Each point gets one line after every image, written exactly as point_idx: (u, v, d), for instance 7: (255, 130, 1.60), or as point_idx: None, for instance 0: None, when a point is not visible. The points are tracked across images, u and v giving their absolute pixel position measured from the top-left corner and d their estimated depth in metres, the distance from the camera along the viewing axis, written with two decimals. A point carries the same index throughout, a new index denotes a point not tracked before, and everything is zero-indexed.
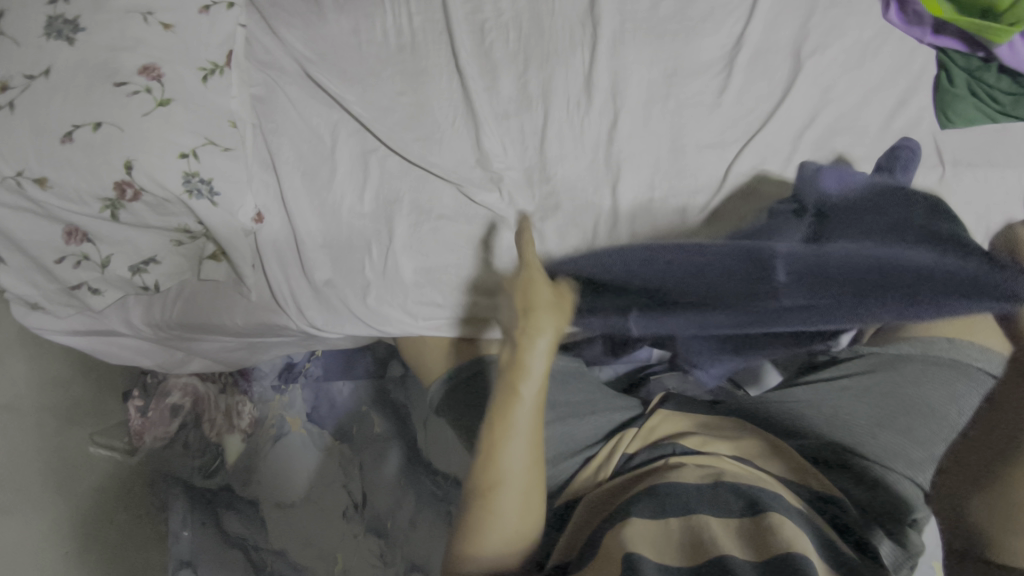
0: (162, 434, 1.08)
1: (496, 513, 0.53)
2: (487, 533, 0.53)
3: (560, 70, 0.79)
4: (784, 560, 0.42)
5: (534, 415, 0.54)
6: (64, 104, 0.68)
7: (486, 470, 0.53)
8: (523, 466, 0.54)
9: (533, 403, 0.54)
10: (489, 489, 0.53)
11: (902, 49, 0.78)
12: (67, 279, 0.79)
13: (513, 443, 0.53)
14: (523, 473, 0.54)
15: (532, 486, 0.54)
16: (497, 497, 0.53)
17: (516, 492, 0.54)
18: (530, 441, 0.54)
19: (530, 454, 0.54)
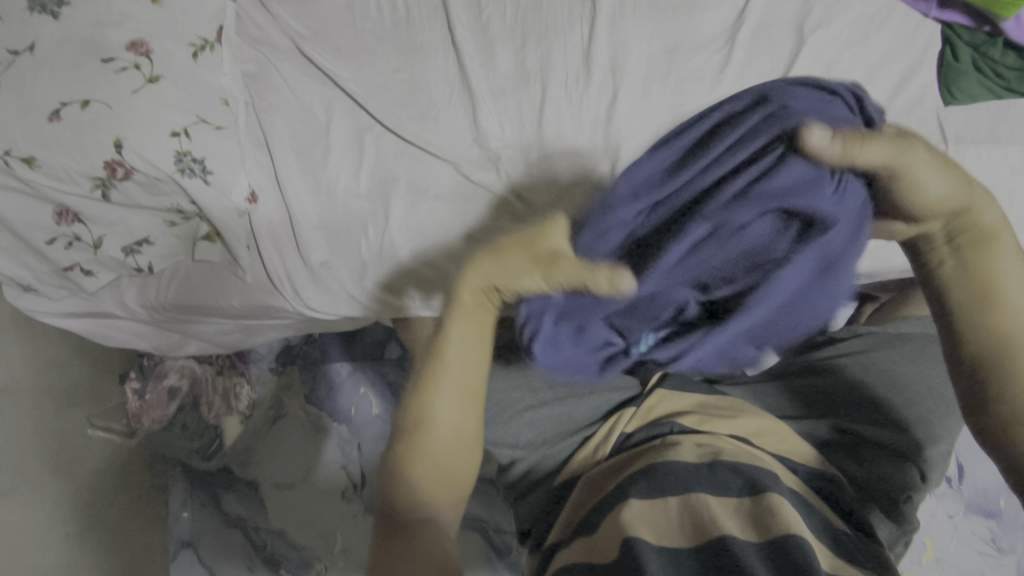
0: (160, 417, 1.00)
1: (428, 455, 0.49)
2: (416, 469, 0.49)
3: (558, 44, 0.78)
4: (783, 540, 0.42)
5: (472, 357, 0.51)
6: (51, 82, 0.67)
7: (416, 418, 0.50)
8: (456, 416, 0.50)
9: (466, 357, 0.51)
10: (422, 427, 0.49)
11: (905, 25, 0.76)
12: (59, 260, 0.77)
13: (441, 389, 0.50)
14: (457, 420, 0.50)
15: (477, 435, 0.52)
16: (431, 437, 0.49)
17: (450, 434, 0.50)
18: (462, 391, 0.51)
19: (465, 397, 0.51)
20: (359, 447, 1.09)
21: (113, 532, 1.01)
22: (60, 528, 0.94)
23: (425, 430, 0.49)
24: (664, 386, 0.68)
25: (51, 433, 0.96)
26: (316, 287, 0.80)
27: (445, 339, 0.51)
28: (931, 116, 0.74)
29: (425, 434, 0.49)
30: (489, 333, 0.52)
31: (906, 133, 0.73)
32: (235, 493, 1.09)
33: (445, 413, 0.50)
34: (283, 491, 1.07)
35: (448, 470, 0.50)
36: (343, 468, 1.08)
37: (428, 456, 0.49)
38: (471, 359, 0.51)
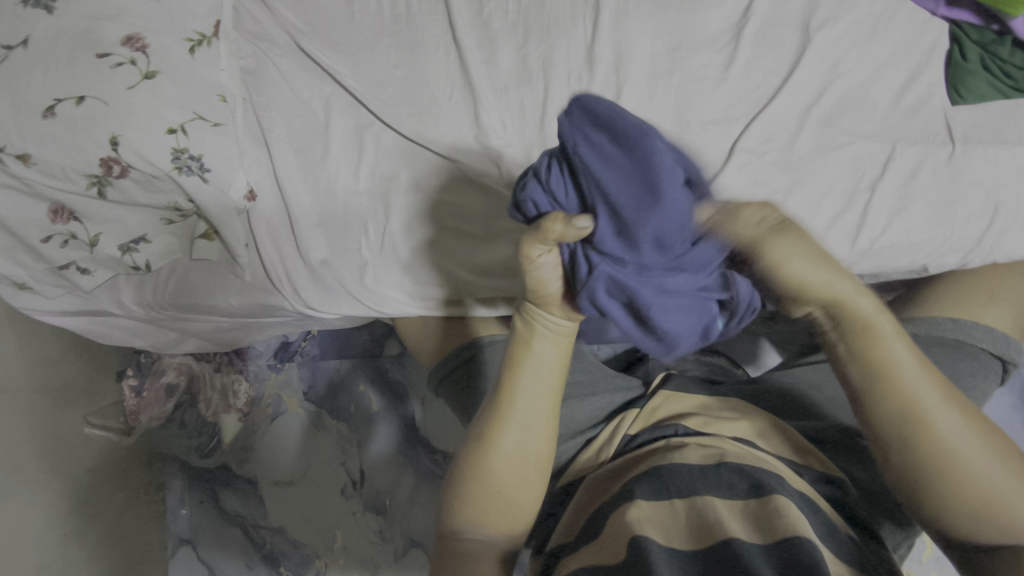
0: (158, 414, 1.05)
1: (492, 479, 0.53)
2: (475, 492, 0.53)
3: (560, 42, 0.77)
4: (792, 544, 0.42)
5: (541, 396, 0.54)
6: (46, 78, 0.66)
7: (483, 452, 0.54)
8: (521, 447, 0.54)
9: (535, 391, 0.54)
10: (488, 451, 0.54)
11: (913, 22, 0.75)
12: (54, 259, 0.76)
13: (510, 423, 0.54)
14: (521, 452, 0.54)
15: (541, 472, 0.55)
16: (496, 462, 0.53)
17: (511, 468, 0.54)
18: (529, 423, 0.54)
19: (527, 436, 0.54)
20: (360, 446, 1.06)
21: (111, 529, 1.01)
22: (58, 526, 0.94)
23: (486, 464, 0.53)
24: (669, 387, 0.68)
25: (47, 433, 0.96)
26: (315, 287, 0.78)
27: (517, 369, 0.54)
28: (938, 116, 0.73)
29: (488, 467, 0.53)
30: (562, 368, 0.55)
31: (913, 133, 0.72)
32: (234, 491, 1.09)
33: (507, 449, 0.53)
34: (282, 488, 1.07)
35: (506, 503, 0.53)
36: (342, 467, 1.06)
37: (489, 483, 0.53)
38: (535, 402, 0.54)
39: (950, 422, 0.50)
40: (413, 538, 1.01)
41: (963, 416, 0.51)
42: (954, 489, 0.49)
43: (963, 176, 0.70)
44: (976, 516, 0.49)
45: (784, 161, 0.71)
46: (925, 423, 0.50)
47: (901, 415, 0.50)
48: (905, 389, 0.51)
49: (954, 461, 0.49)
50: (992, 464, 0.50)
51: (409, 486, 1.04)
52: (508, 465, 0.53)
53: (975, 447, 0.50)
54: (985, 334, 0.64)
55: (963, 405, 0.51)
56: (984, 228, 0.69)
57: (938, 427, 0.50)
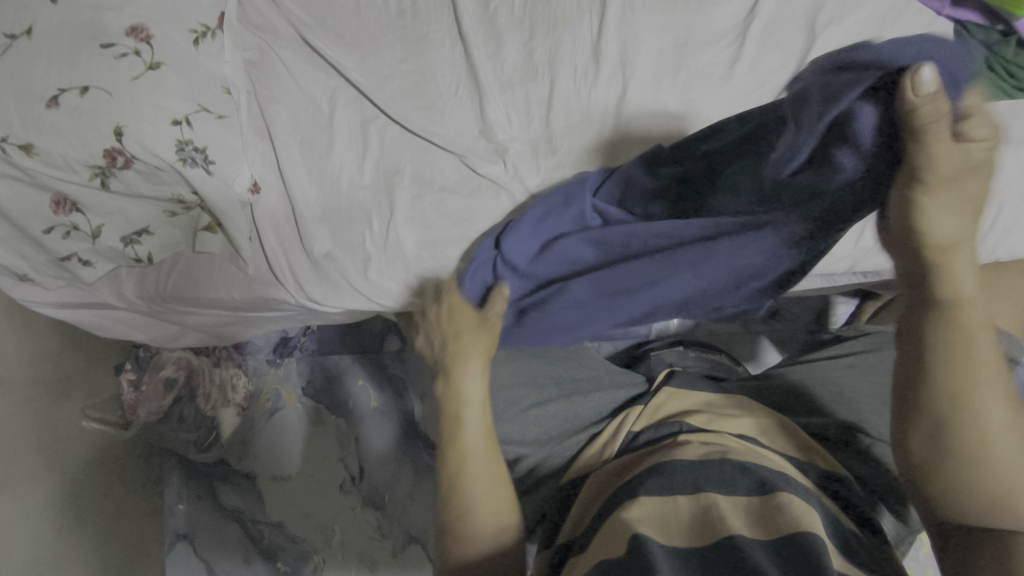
0: (156, 408, 1.03)
1: (468, 487, 0.54)
2: (457, 506, 0.53)
3: (567, 37, 0.76)
4: (794, 540, 0.42)
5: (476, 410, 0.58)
6: (50, 67, 0.66)
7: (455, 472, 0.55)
8: (484, 449, 0.56)
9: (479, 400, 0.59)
10: (461, 464, 0.55)
11: (917, 22, 0.76)
12: (56, 250, 0.76)
13: (469, 428, 0.57)
14: (486, 454, 0.56)
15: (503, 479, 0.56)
16: (471, 468, 0.55)
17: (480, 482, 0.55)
18: (484, 427, 0.58)
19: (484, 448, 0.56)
20: (358, 441, 1.07)
21: (109, 523, 1.01)
22: (54, 521, 0.93)
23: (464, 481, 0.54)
24: (671, 384, 0.68)
25: (44, 425, 0.95)
26: (319, 280, 0.78)
27: (460, 382, 0.59)
28: None
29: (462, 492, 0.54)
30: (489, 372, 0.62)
31: None
32: (233, 486, 1.08)
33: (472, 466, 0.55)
34: (279, 483, 1.06)
35: (483, 516, 0.53)
36: (341, 462, 1.06)
37: (465, 490, 0.54)
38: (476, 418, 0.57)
39: (1001, 413, 0.42)
40: (412, 534, 1.01)
41: (1011, 408, 0.42)
42: (970, 468, 0.43)
43: None
44: (987, 505, 0.43)
45: None
46: (969, 400, 0.42)
47: (949, 384, 0.42)
48: (979, 367, 0.41)
49: (978, 453, 0.42)
50: (1021, 470, 0.42)
51: (409, 481, 1.04)
52: (481, 480, 0.54)
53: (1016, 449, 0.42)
54: None
55: (1015, 403, 0.42)
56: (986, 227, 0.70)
57: (981, 408, 0.42)
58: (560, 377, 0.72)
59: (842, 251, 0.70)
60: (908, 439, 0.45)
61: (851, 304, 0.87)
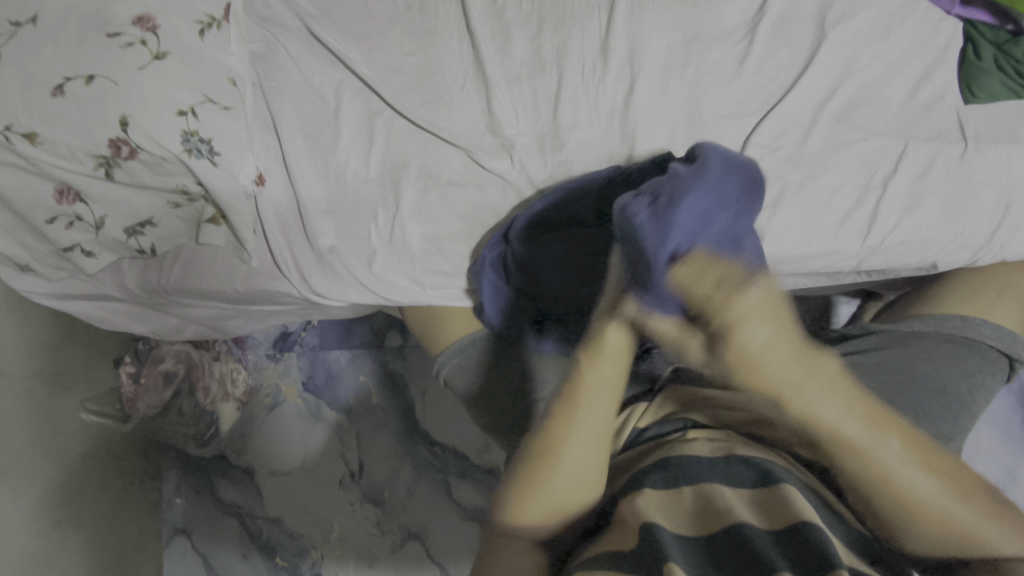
0: (155, 402, 1.00)
1: (549, 485, 0.53)
2: (529, 502, 0.54)
3: (575, 33, 0.76)
4: (800, 529, 0.42)
5: (603, 406, 0.53)
6: (55, 55, 0.65)
7: (536, 462, 0.54)
8: (587, 459, 0.53)
9: (603, 412, 0.53)
10: (552, 459, 0.53)
11: (928, 20, 0.75)
12: (59, 240, 0.76)
13: (572, 435, 0.52)
14: (584, 466, 0.53)
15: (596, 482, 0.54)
16: (560, 470, 0.52)
17: (570, 479, 0.53)
18: (598, 442, 0.53)
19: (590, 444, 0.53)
20: (358, 436, 1.06)
21: (108, 516, 1.00)
22: (53, 514, 0.93)
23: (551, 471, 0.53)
24: (676, 381, 0.68)
25: (44, 418, 0.94)
26: (323, 274, 0.77)
27: (580, 390, 0.52)
28: (951, 114, 0.73)
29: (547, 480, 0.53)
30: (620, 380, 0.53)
31: (926, 131, 0.72)
32: (232, 481, 1.09)
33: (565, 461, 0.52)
34: (278, 478, 1.07)
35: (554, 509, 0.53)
36: (340, 458, 1.06)
37: (546, 490, 0.53)
38: (598, 412, 0.53)
39: (920, 480, 0.50)
40: (411, 531, 1.00)
41: (918, 457, 0.50)
42: (915, 522, 0.50)
43: (975, 174, 0.70)
44: (938, 542, 0.51)
45: (797, 156, 0.72)
46: (886, 475, 0.49)
47: (868, 472, 0.49)
48: (869, 450, 0.49)
49: (919, 510, 0.50)
50: (953, 502, 0.50)
51: (408, 477, 1.03)
52: (565, 487, 0.53)
53: (939, 493, 0.50)
54: (994, 331, 0.66)
55: (918, 447, 0.51)
56: (995, 225, 0.69)
57: (896, 475, 0.49)
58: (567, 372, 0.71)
59: (849, 250, 0.70)
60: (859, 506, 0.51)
61: (852, 305, 0.87)
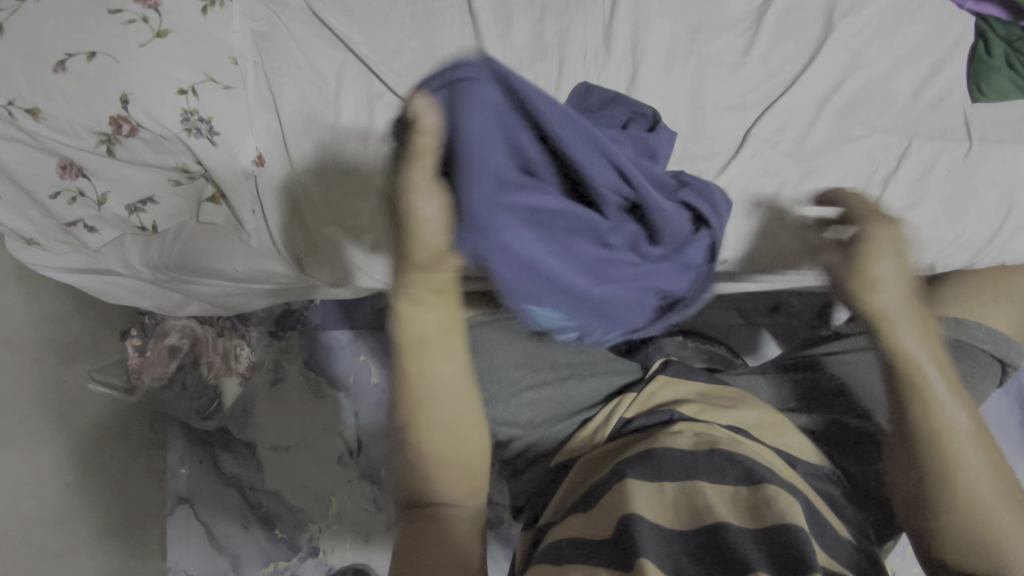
0: (159, 374, 1.04)
1: (432, 450, 0.52)
2: (433, 472, 0.52)
3: (578, 19, 0.76)
4: (783, 533, 0.42)
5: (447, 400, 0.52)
6: (59, 31, 0.66)
7: (410, 417, 0.52)
8: (445, 412, 0.52)
9: (452, 369, 0.52)
10: (418, 432, 0.52)
11: (939, 14, 0.73)
12: (63, 216, 0.77)
13: (429, 396, 0.52)
14: (449, 422, 0.52)
15: (460, 433, 0.53)
16: (429, 440, 0.52)
17: (444, 441, 0.52)
18: (449, 395, 0.52)
19: (457, 397, 0.53)
20: (357, 416, 1.07)
21: (112, 484, 1.03)
22: (59, 478, 0.99)
23: (421, 433, 0.52)
24: (666, 372, 0.68)
25: (52, 387, 1.02)
26: (321, 254, 0.79)
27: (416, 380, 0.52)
28: (957, 113, 0.72)
29: (415, 457, 0.52)
30: None
31: (931, 128, 0.71)
32: (235, 454, 1.07)
33: (433, 424, 0.52)
34: (279, 453, 1.06)
35: (472, 475, 0.53)
36: (338, 435, 1.07)
37: (428, 448, 0.52)
38: (450, 352, 0.52)
39: (1005, 515, 0.48)
40: None
41: (982, 448, 0.50)
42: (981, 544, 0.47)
43: (979, 175, 0.69)
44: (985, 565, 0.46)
45: (798, 151, 0.71)
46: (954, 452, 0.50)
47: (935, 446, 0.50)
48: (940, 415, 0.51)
49: (979, 510, 0.48)
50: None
51: None
52: (439, 430, 0.52)
53: (1016, 532, 0.47)
54: (989, 337, 0.61)
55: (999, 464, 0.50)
56: (995, 229, 0.68)
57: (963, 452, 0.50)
58: (558, 362, 0.71)
59: None
60: (896, 470, 0.53)
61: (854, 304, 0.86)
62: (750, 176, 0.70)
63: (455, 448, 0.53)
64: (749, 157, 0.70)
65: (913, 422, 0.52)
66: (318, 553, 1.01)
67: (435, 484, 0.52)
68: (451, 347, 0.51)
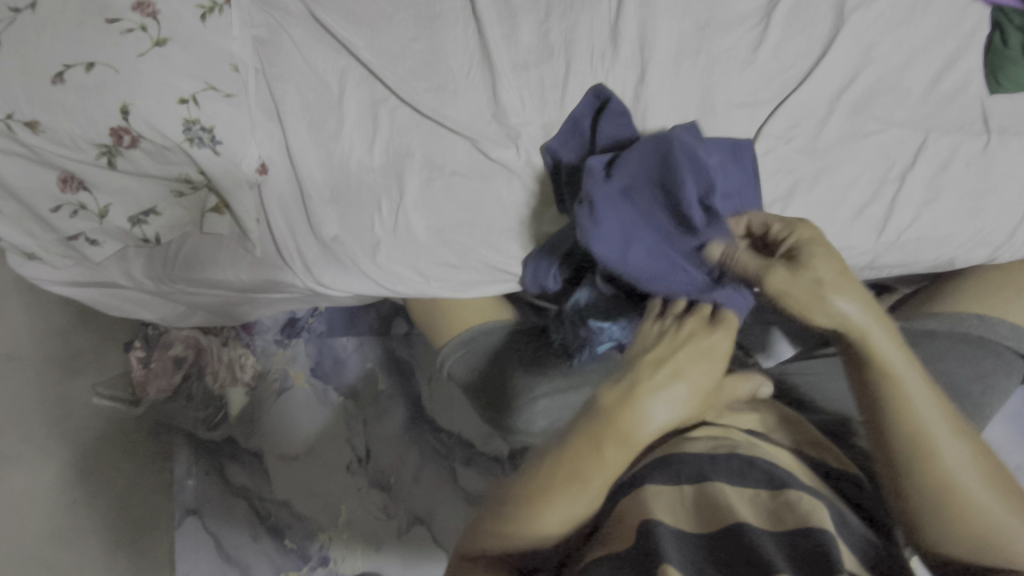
0: (165, 386, 1.03)
1: (550, 518, 0.49)
2: (523, 534, 0.49)
3: (584, 18, 0.75)
4: (807, 536, 0.41)
5: (619, 469, 0.50)
6: (55, 42, 0.64)
7: (549, 482, 0.49)
8: (587, 507, 0.49)
9: (618, 468, 0.50)
10: (547, 501, 0.49)
11: (952, 7, 0.72)
12: (63, 229, 0.75)
13: (587, 483, 0.49)
14: (583, 513, 0.49)
15: (583, 525, 0.50)
16: (551, 517, 0.48)
17: (568, 522, 0.49)
18: (600, 489, 0.50)
19: (594, 496, 0.50)
20: (365, 423, 1.06)
21: (121, 498, 1.01)
22: (65, 495, 0.97)
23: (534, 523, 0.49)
24: None
25: (54, 401, 1.01)
26: (328, 263, 0.77)
27: (591, 471, 0.49)
28: (973, 106, 0.71)
29: (535, 517, 0.48)
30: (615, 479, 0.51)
31: (947, 122, 0.70)
32: (241, 464, 1.05)
33: (563, 512, 0.48)
34: (287, 462, 1.05)
35: (548, 535, 0.49)
36: (347, 443, 1.05)
37: (549, 517, 0.48)
38: (621, 461, 0.50)
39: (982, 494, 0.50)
40: (417, 515, 1.00)
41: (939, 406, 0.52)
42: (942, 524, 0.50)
43: (999, 167, 0.68)
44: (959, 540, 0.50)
45: (811, 148, 0.70)
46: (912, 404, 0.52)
47: (912, 442, 0.51)
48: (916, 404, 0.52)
49: (954, 496, 0.50)
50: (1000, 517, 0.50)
51: (414, 464, 1.03)
52: (576, 511, 0.49)
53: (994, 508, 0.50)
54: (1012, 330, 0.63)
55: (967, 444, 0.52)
56: (1015, 223, 0.67)
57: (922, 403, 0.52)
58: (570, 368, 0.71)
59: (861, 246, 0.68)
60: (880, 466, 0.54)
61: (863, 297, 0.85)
62: (763, 175, 0.69)
63: (576, 519, 0.49)
64: (766, 155, 0.69)
65: (899, 429, 0.52)
66: (329, 562, 1.00)
67: (487, 539, 0.50)
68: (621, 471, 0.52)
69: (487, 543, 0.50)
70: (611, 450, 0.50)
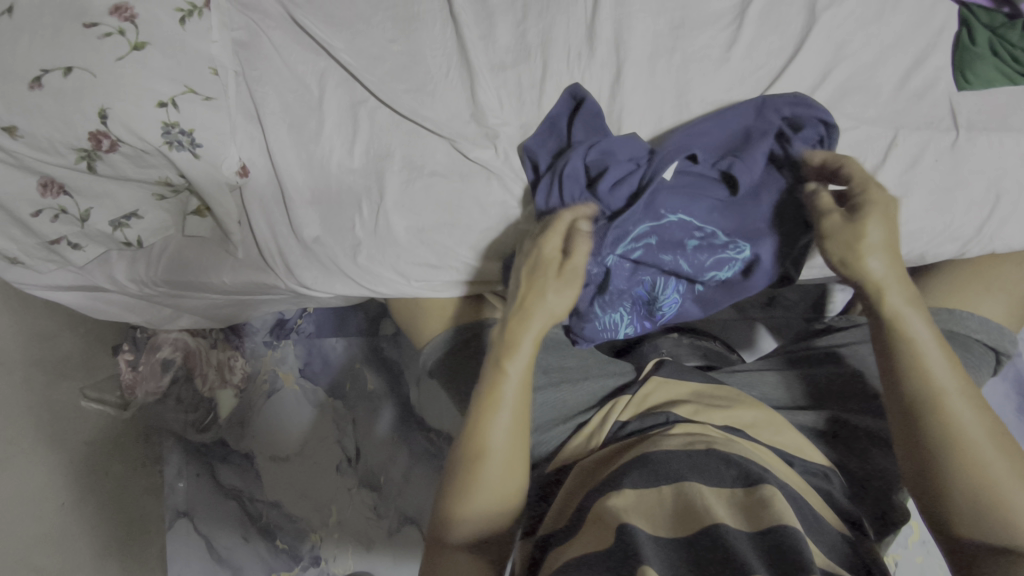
0: (153, 388, 1.03)
1: (483, 477, 0.54)
2: (470, 497, 0.54)
3: (561, 17, 0.74)
4: (777, 533, 0.42)
5: (521, 389, 0.57)
6: (32, 48, 0.65)
7: (473, 439, 0.55)
8: (508, 440, 0.55)
9: (519, 378, 0.57)
10: (479, 457, 0.54)
11: (922, 4, 0.72)
12: (45, 233, 0.76)
13: (497, 416, 0.55)
14: (509, 444, 0.55)
15: (516, 465, 0.55)
16: (489, 464, 0.54)
17: (502, 465, 0.54)
18: (516, 414, 0.56)
19: (517, 427, 0.56)
20: (355, 423, 1.05)
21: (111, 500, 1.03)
22: (55, 498, 0.99)
23: (477, 483, 0.54)
24: (658, 373, 0.68)
25: (42, 406, 1.01)
26: (309, 264, 0.78)
27: (495, 405, 0.56)
28: (943, 101, 0.71)
29: (473, 479, 0.54)
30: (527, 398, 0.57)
31: (917, 118, 0.71)
32: (232, 466, 1.06)
33: (495, 447, 0.54)
34: (278, 463, 1.05)
35: (497, 491, 0.54)
36: (337, 444, 1.05)
37: (484, 465, 0.54)
38: (519, 385, 0.57)
39: (997, 461, 0.50)
40: (407, 515, 1.00)
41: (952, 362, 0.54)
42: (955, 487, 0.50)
43: (967, 164, 0.69)
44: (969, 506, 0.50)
45: None
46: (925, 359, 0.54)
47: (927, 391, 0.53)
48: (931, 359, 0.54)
49: (967, 451, 0.50)
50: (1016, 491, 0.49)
51: (404, 464, 1.02)
52: (503, 442, 0.55)
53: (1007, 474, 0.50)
54: None
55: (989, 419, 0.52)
56: (984, 217, 0.69)
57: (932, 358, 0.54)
58: (549, 366, 0.73)
59: None
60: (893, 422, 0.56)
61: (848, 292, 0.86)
62: None
63: (511, 450, 0.55)
64: None
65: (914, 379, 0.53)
66: (320, 562, 1.01)
67: (454, 527, 0.53)
68: (528, 380, 0.58)
69: (450, 527, 0.53)
70: (508, 362, 0.57)
